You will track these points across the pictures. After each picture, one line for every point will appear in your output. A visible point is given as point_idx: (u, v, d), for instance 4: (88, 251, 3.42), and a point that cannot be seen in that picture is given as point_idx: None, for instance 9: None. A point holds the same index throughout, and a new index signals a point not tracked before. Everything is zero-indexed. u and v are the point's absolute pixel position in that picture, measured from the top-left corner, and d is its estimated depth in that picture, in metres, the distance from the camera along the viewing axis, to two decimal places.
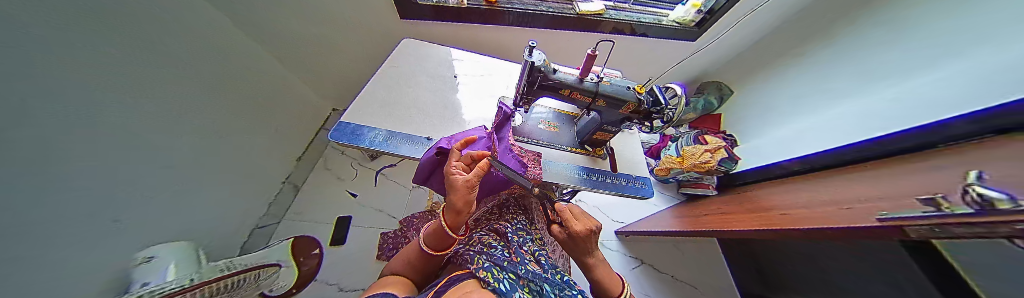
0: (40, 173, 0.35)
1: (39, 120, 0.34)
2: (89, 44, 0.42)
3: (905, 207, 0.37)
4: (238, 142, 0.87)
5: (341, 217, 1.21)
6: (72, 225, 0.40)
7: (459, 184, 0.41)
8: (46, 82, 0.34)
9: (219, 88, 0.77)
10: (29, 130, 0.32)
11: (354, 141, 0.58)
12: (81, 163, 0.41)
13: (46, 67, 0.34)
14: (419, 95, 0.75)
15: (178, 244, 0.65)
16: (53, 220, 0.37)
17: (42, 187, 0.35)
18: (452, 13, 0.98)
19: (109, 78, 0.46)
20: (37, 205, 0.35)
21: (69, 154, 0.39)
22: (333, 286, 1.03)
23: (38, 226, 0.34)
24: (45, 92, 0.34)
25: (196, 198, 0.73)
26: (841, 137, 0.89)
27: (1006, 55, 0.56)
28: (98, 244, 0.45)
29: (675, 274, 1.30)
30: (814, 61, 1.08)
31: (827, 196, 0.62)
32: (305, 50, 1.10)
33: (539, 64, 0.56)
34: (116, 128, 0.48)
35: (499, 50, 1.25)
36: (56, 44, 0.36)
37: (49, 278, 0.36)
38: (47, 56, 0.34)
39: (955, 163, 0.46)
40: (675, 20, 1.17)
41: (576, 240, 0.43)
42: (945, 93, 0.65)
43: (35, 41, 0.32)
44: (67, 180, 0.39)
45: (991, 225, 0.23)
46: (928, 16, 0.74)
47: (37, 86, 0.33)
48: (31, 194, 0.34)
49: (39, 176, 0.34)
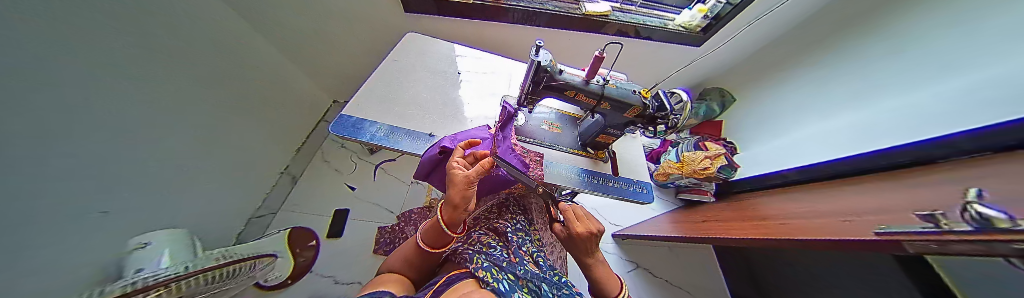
0: (23, 156, 0.34)
1: (25, 97, 0.33)
2: (77, 21, 0.40)
3: (904, 222, 0.37)
4: (234, 130, 0.85)
5: (338, 209, 1.21)
6: (54, 211, 0.39)
7: (458, 179, 0.40)
8: (22, 61, 0.32)
9: (216, 75, 0.75)
10: (7, 111, 0.30)
11: (355, 135, 0.57)
12: (63, 146, 0.40)
13: (21, 46, 0.32)
14: (421, 90, 0.74)
15: (174, 230, 0.65)
16: (30, 206, 0.35)
17: (21, 171, 0.33)
18: (455, 7, 0.96)
19: (100, 57, 0.44)
20: (23, 186, 0.34)
21: (50, 136, 0.37)
22: (328, 279, 1.03)
23: (15, 211, 0.33)
24: (21, 71, 0.32)
25: (191, 185, 0.72)
26: (840, 148, 0.89)
27: (1001, 73, 0.56)
28: (82, 231, 0.44)
29: (670, 278, 1.31)
30: (815, 70, 1.08)
31: (825, 208, 0.62)
32: (305, 40, 1.08)
33: (545, 64, 0.55)
34: (110, 113, 0.47)
35: (503, 47, 1.24)
36: (39, 19, 0.34)
37: (25, 265, 0.34)
38: (29, 30, 0.33)
39: (954, 179, 0.47)
40: (681, 25, 1.16)
41: (576, 241, 0.44)
42: (942, 108, 0.66)
43: (15, 15, 0.31)
44: (48, 164, 0.38)
45: (988, 244, 0.23)
46: (925, 31, 0.74)
47: (21, 62, 0.32)
48: (14, 174, 0.33)
49: (16, 159, 0.33)
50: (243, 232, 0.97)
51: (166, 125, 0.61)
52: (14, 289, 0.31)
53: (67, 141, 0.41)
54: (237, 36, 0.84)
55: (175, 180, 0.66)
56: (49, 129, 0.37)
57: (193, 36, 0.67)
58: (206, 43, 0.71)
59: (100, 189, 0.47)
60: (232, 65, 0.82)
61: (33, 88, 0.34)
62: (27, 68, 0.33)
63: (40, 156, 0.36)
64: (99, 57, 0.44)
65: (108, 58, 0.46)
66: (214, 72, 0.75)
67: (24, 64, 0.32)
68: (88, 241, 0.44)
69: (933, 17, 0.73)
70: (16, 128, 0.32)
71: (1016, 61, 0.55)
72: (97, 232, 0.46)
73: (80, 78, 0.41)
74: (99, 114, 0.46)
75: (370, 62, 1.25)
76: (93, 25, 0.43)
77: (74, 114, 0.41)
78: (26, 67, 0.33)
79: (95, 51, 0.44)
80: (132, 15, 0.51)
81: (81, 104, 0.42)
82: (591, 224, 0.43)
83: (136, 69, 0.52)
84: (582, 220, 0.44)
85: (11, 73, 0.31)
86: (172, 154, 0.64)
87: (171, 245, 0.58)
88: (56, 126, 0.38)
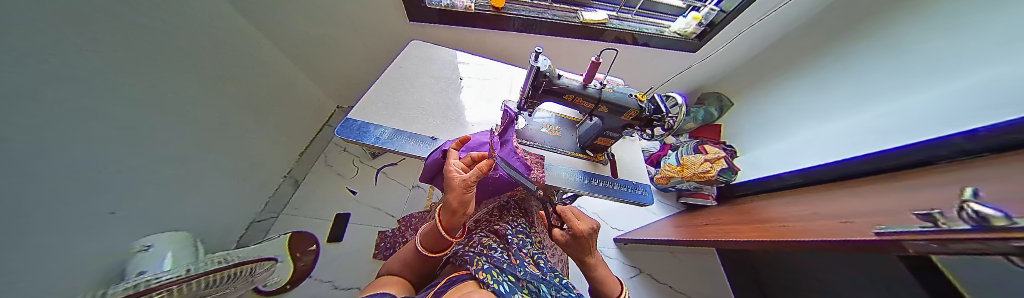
0: (24, 155, 0.34)
1: (25, 97, 0.34)
2: (81, 31, 0.42)
3: (904, 222, 0.37)
4: (239, 136, 0.87)
5: (340, 214, 1.21)
6: (47, 216, 0.39)
7: (457, 183, 0.40)
8: (14, 61, 0.32)
9: (221, 80, 0.77)
10: (6, 108, 0.31)
11: (360, 138, 0.59)
12: (60, 150, 0.40)
13: (11, 45, 0.31)
14: (425, 95, 0.76)
15: (181, 233, 0.66)
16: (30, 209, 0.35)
17: (16, 171, 0.33)
18: (460, 17, 1.00)
19: (105, 65, 0.46)
20: (23, 184, 0.34)
21: (45, 138, 0.37)
22: (327, 284, 1.02)
23: (5, 215, 0.32)
24: (14, 74, 0.32)
25: (195, 189, 0.73)
26: (838, 152, 0.90)
27: (989, 81, 0.59)
28: (74, 234, 0.43)
29: (675, 285, 1.28)
30: (808, 77, 1.12)
31: (827, 210, 0.62)
32: (311, 47, 1.11)
33: (544, 69, 0.57)
34: (113, 119, 0.49)
35: (504, 54, 1.27)
36: (38, 26, 0.35)
37: (19, 269, 0.34)
38: (26, 36, 0.33)
39: (958, 179, 0.46)
40: (677, 32, 1.19)
41: (576, 242, 0.43)
42: (935, 112, 0.68)
43: (14, 19, 0.31)
44: (48, 166, 0.38)
45: (988, 243, 0.23)
46: (917, 38, 0.77)
47: (23, 64, 0.33)
48: (15, 174, 0.33)
49: (7, 163, 0.32)
50: (244, 236, 0.97)
51: (168, 129, 0.62)
52: (8, 285, 0.32)
53: (70, 142, 0.42)
54: (242, 44, 0.87)
55: (178, 183, 0.67)
56: (43, 130, 0.37)
57: (199, 44, 0.69)
58: (212, 50, 0.73)
59: (105, 192, 0.49)
60: (236, 70, 0.84)
61: (34, 91, 0.35)
62: (29, 68, 0.34)
63: (37, 157, 0.36)
64: (94, 64, 0.44)
65: (113, 68, 0.48)
66: (220, 78, 0.77)
67: (15, 64, 0.32)
68: (83, 244, 0.44)
69: (929, 24, 0.75)
70: (10, 131, 0.32)
71: (1009, 64, 0.57)
72: (97, 234, 0.47)
73: (86, 85, 0.43)
74: (103, 120, 0.47)
75: (373, 68, 1.28)
76: (83, 30, 0.42)
77: (68, 117, 0.41)
78: (19, 68, 0.32)
79: (88, 58, 0.43)
80: (139, 24, 0.53)
81: (86, 108, 0.44)
82: (593, 223, 0.42)
83: (139, 74, 0.53)
84: (582, 220, 0.43)
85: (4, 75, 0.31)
86: (175, 157, 0.65)
87: (174, 247, 0.58)
88: (60, 128, 0.40)
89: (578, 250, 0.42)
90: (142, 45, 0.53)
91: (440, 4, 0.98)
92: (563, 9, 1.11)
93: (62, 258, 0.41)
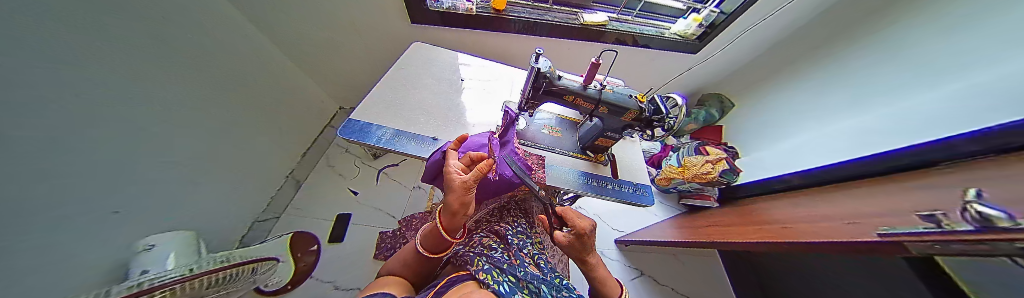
0: (26, 155, 0.35)
1: (28, 97, 0.34)
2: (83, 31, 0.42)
3: (907, 223, 0.37)
4: (241, 136, 0.88)
5: (341, 214, 1.21)
6: (47, 220, 0.39)
7: (457, 184, 0.40)
8: (16, 62, 0.32)
9: (223, 82, 0.78)
10: (8, 108, 0.32)
11: (363, 139, 0.59)
12: (62, 150, 0.40)
13: (12, 46, 0.32)
14: (427, 96, 0.77)
15: (185, 232, 0.68)
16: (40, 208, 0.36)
17: (18, 170, 0.34)
18: (461, 20, 1.02)
19: (113, 67, 0.47)
20: (23, 183, 0.35)
21: (48, 137, 0.38)
22: (328, 284, 1.02)
23: (6, 213, 0.33)
24: (14, 73, 0.32)
25: (200, 189, 0.74)
26: (839, 152, 0.89)
27: (989, 82, 0.59)
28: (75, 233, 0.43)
29: (676, 287, 1.27)
30: (810, 77, 1.12)
31: (830, 211, 0.61)
32: (314, 48, 1.12)
33: (544, 70, 0.58)
34: (115, 119, 0.49)
35: (505, 56, 1.28)
36: (41, 28, 0.35)
37: (18, 267, 0.34)
38: (27, 37, 0.34)
39: (962, 180, 0.46)
40: (677, 33, 1.19)
41: (576, 244, 0.42)
42: (936, 113, 0.68)
43: (14, 20, 0.32)
44: (49, 165, 0.38)
45: (990, 244, 0.23)
46: (918, 39, 0.77)
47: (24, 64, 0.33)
48: (16, 174, 0.34)
49: (12, 161, 0.33)
50: (246, 236, 0.98)
51: (170, 130, 0.62)
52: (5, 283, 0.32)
53: (73, 142, 0.42)
54: (244, 46, 0.88)
55: (180, 183, 0.68)
56: (45, 129, 0.37)
57: (201, 45, 0.69)
58: (213, 51, 0.74)
59: (108, 192, 0.49)
60: (240, 72, 0.85)
61: (36, 91, 0.35)
62: (29, 69, 0.34)
63: (38, 157, 0.37)
64: (95, 65, 0.44)
65: (119, 68, 0.48)
66: (222, 80, 0.77)
67: (15, 64, 0.32)
68: (84, 243, 0.45)
69: (928, 25, 0.75)
70: (13, 130, 0.32)
71: (1007, 65, 0.57)
72: (98, 233, 0.47)
73: (90, 86, 0.44)
74: (106, 120, 0.47)
75: (376, 69, 1.29)
76: (85, 31, 0.43)
77: (70, 116, 0.41)
78: (20, 68, 0.33)
79: (86, 57, 0.43)
80: (137, 25, 0.53)
81: (92, 108, 0.45)
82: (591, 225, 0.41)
83: (141, 75, 0.53)
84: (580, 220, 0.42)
85: (8, 76, 0.31)
86: (179, 157, 0.66)
87: (178, 246, 0.59)
88: (62, 128, 0.40)
89: (576, 250, 0.42)
90: (143, 46, 0.54)
91: (441, 7, 0.99)
92: (563, 11, 1.11)
93: (62, 257, 0.41)
